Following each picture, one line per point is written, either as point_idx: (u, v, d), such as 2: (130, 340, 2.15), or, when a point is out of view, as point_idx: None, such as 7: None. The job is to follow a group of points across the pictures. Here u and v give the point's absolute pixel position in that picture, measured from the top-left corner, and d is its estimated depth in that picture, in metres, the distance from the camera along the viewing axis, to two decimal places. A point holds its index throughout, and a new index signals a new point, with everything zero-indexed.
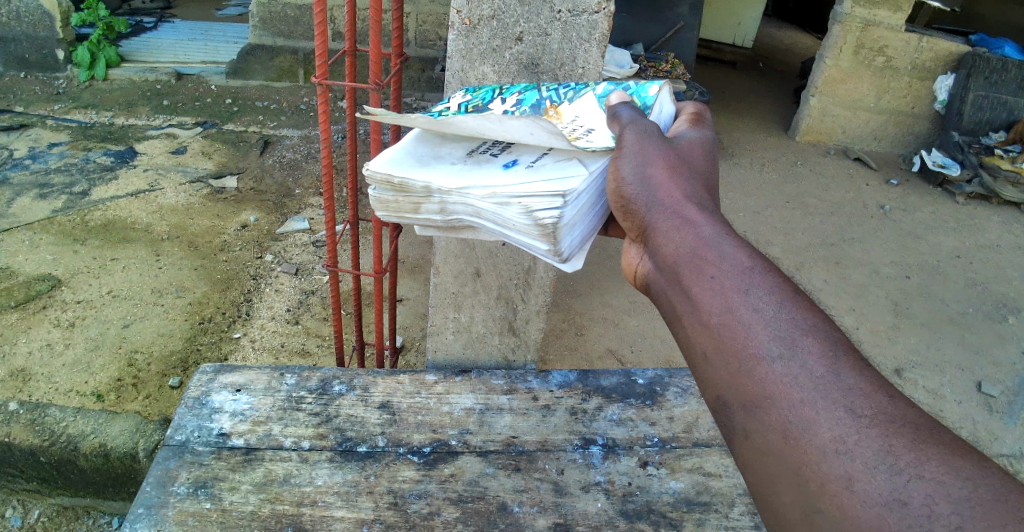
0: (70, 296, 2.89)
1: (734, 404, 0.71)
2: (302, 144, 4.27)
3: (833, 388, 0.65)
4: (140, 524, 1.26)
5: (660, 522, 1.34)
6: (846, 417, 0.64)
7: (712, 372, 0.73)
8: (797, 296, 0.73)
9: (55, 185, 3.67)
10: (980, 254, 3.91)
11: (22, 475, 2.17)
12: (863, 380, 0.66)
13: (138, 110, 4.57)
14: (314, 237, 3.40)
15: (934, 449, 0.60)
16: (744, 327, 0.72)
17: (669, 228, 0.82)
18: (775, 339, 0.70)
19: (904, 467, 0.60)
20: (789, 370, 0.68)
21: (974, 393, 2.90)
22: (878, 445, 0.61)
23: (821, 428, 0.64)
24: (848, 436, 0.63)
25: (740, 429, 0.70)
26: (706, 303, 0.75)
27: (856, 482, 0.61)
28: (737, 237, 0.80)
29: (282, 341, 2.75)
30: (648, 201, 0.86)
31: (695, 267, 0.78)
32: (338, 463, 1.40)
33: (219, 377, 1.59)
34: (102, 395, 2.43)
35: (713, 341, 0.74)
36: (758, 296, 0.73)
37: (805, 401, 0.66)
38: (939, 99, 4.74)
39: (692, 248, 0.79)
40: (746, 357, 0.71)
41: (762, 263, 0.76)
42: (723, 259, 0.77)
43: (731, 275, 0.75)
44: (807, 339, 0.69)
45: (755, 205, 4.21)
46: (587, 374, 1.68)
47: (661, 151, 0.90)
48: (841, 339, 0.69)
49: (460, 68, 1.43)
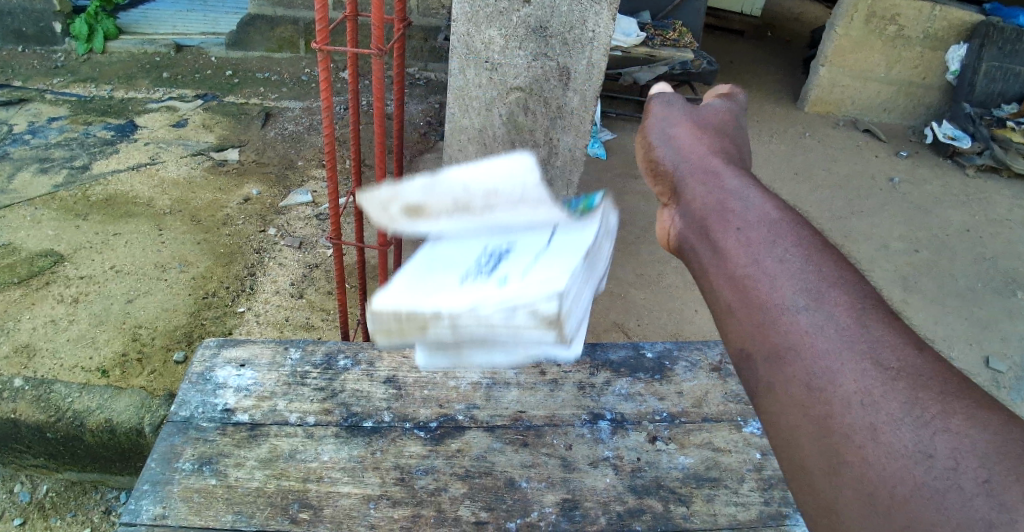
0: (73, 271, 2.88)
1: (757, 357, 0.73)
2: (304, 116, 4.21)
3: (857, 340, 0.69)
4: (145, 501, 1.26)
5: (670, 498, 1.33)
6: (871, 368, 0.67)
7: (736, 324, 0.75)
8: (822, 248, 0.77)
9: (55, 159, 3.63)
10: (989, 227, 3.86)
11: (29, 450, 2.17)
12: (888, 333, 0.69)
13: (137, 83, 4.50)
14: (317, 210, 3.36)
15: (959, 403, 0.64)
16: (769, 279, 0.74)
17: (695, 181, 0.86)
18: (802, 293, 0.72)
19: (931, 420, 0.63)
20: (815, 320, 0.71)
21: (981, 368, 2.88)
22: (904, 397, 0.65)
23: (846, 380, 0.67)
24: (874, 388, 0.66)
25: (764, 382, 0.72)
26: (732, 251, 0.78)
27: (881, 431, 0.64)
28: (762, 191, 0.82)
29: (287, 316, 2.73)
30: (675, 160, 0.89)
31: (722, 216, 0.81)
32: (344, 438, 1.39)
33: (223, 351, 1.57)
34: (107, 370, 2.43)
35: (735, 290, 0.76)
36: (785, 248, 0.76)
37: (829, 353, 0.69)
38: (951, 70, 4.65)
39: (716, 197, 0.82)
40: (772, 310, 0.73)
41: (789, 218, 0.79)
42: (748, 211, 0.80)
43: (758, 226, 0.78)
44: (833, 292, 0.72)
45: (764, 177, 4.15)
46: (594, 348, 1.66)
47: (686, 120, 0.94)
48: (867, 294, 0.73)
49: (466, 32, 1.44)
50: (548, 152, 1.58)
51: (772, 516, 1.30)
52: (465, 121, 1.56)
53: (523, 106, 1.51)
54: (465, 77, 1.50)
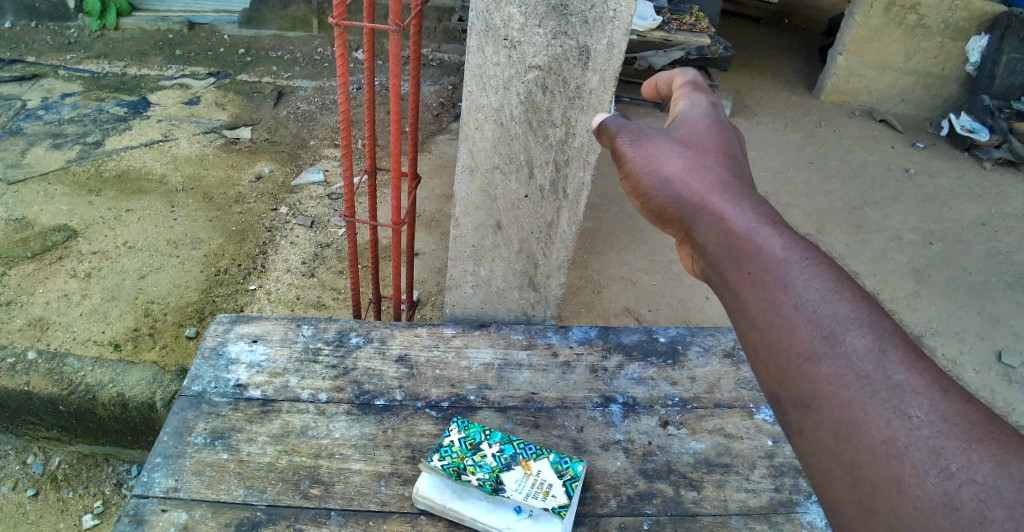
0: (86, 246, 2.89)
1: (786, 403, 0.64)
2: (317, 95, 4.19)
3: (879, 386, 0.60)
4: (157, 473, 1.26)
5: (680, 482, 1.32)
6: (896, 417, 0.58)
7: (763, 378, 0.66)
8: (837, 278, 0.66)
9: (68, 135, 3.64)
10: (1005, 221, 3.81)
11: (42, 423, 2.19)
12: (914, 375, 0.60)
13: (150, 60, 4.49)
14: (329, 190, 3.35)
15: (988, 448, 0.55)
16: (788, 326, 0.65)
17: (704, 218, 0.75)
18: (820, 338, 0.63)
19: (956, 471, 0.54)
20: (837, 370, 0.61)
21: (993, 362, 2.86)
22: (928, 446, 0.56)
23: (870, 429, 0.59)
24: (898, 437, 0.57)
25: (793, 427, 0.64)
26: (749, 298, 0.67)
27: (906, 482, 0.56)
28: (772, 221, 0.73)
29: (298, 295, 2.74)
30: (676, 199, 0.78)
31: (734, 256, 0.70)
32: (356, 416, 1.39)
33: (236, 327, 1.57)
34: (119, 344, 2.45)
35: (759, 340, 0.66)
36: (802, 289, 0.66)
37: (852, 402, 0.60)
38: (971, 61, 4.53)
39: (723, 233, 0.72)
40: (793, 360, 0.64)
41: (802, 251, 0.69)
42: (760, 252, 0.69)
43: (772, 271, 0.67)
44: (852, 335, 0.62)
45: (777, 165, 4.11)
46: (607, 331, 1.65)
47: (670, 150, 0.84)
48: (889, 330, 0.63)
49: (485, 9, 1.34)
50: (565, 135, 1.48)
51: (782, 503, 1.30)
52: (482, 99, 1.45)
53: (542, 85, 1.42)
54: (482, 54, 1.39)
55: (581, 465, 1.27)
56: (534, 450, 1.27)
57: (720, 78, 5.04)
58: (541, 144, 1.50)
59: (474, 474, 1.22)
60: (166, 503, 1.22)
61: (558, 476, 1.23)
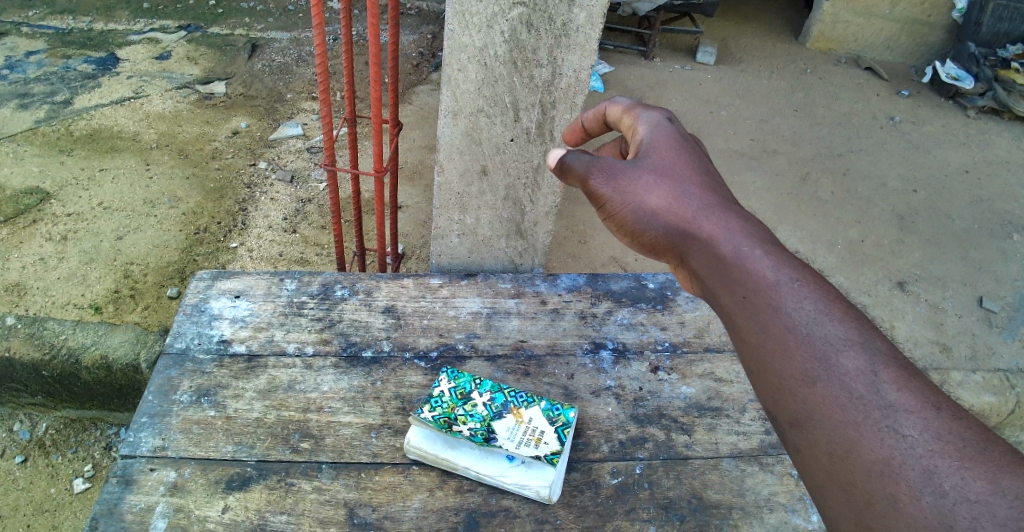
0: (60, 209, 2.81)
1: (784, 422, 0.82)
2: (292, 47, 4.06)
3: (872, 407, 0.76)
4: (144, 433, 1.24)
5: (672, 426, 1.33)
6: (890, 438, 0.74)
7: (763, 397, 0.85)
8: (810, 290, 0.86)
9: (35, 94, 3.50)
10: (988, 168, 3.81)
11: (26, 389, 2.16)
12: (905, 397, 0.76)
13: (117, 14, 4.31)
14: (309, 144, 3.27)
15: (982, 469, 0.68)
16: (784, 353, 0.83)
17: (699, 252, 0.95)
18: (814, 361, 0.81)
19: (949, 489, 0.69)
20: (829, 391, 0.79)
21: (974, 307, 2.88)
22: (922, 465, 0.71)
23: (868, 451, 0.74)
24: (893, 457, 0.73)
25: (792, 445, 0.82)
26: (744, 322, 0.87)
27: (900, 500, 0.71)
28: (758, 247, 0.92)
29: (280, 251, 2.70)
30: (668, 234, 0.97)
31: (729, 283, 0.90)
32: (344, 368, 1.38)
33: (217, 283, 1.53)
34: (100, 307, 2.40)
35: (755, 355, 0.86)
36: (789, 312, 0.85)
37: (847, 422, 0.77)
38: (957, 8, 4.47)
39: (718, 261, 0.92)
40: (789, 384, 0.82)
41: (785, 275, 0.88)
42: (752, 284, 0.88)
43: (759, 298, 0.87)
44: (844, 357, 0.80)
45: (764, 113, 4.06)
46: (595, 278, 1.63)
47: (654, 183, 0.99)
48: (881, 353, 0.80)
49: None
50: (551, 76, 1.44)
51: (772, 445, 1.31)
52: (464, 39, 1.39)
53: (526, 22, 1.36)
54: None
55: (574, 413, 1.25)
56: (525, 398, 1.26)
57: (706, 25, 4.94)
58: (526, 85, 1.45)
59: (465, 424, 1.20)
60: (154, 463, 1.20)
61: (550, 423, 1.22)
